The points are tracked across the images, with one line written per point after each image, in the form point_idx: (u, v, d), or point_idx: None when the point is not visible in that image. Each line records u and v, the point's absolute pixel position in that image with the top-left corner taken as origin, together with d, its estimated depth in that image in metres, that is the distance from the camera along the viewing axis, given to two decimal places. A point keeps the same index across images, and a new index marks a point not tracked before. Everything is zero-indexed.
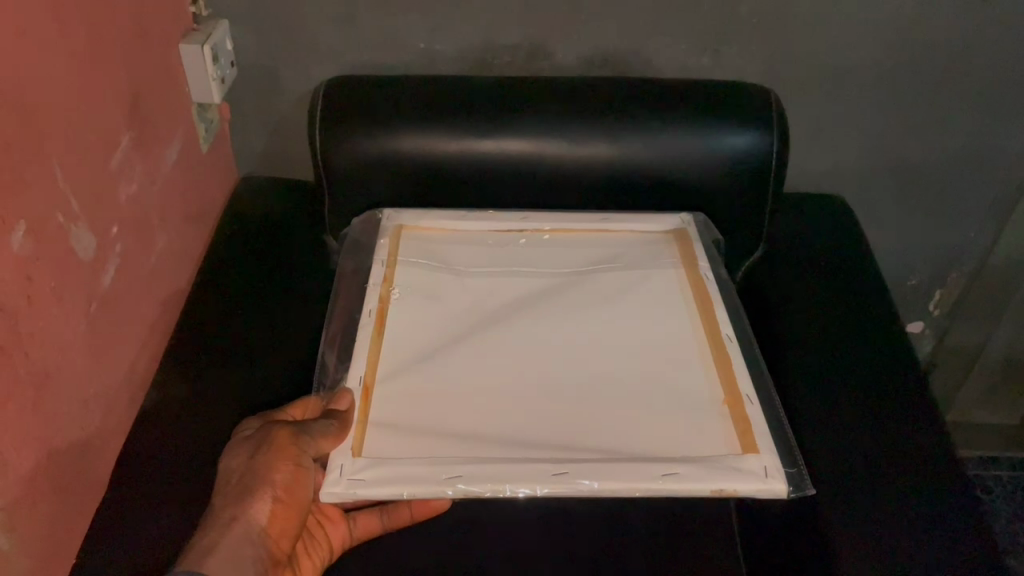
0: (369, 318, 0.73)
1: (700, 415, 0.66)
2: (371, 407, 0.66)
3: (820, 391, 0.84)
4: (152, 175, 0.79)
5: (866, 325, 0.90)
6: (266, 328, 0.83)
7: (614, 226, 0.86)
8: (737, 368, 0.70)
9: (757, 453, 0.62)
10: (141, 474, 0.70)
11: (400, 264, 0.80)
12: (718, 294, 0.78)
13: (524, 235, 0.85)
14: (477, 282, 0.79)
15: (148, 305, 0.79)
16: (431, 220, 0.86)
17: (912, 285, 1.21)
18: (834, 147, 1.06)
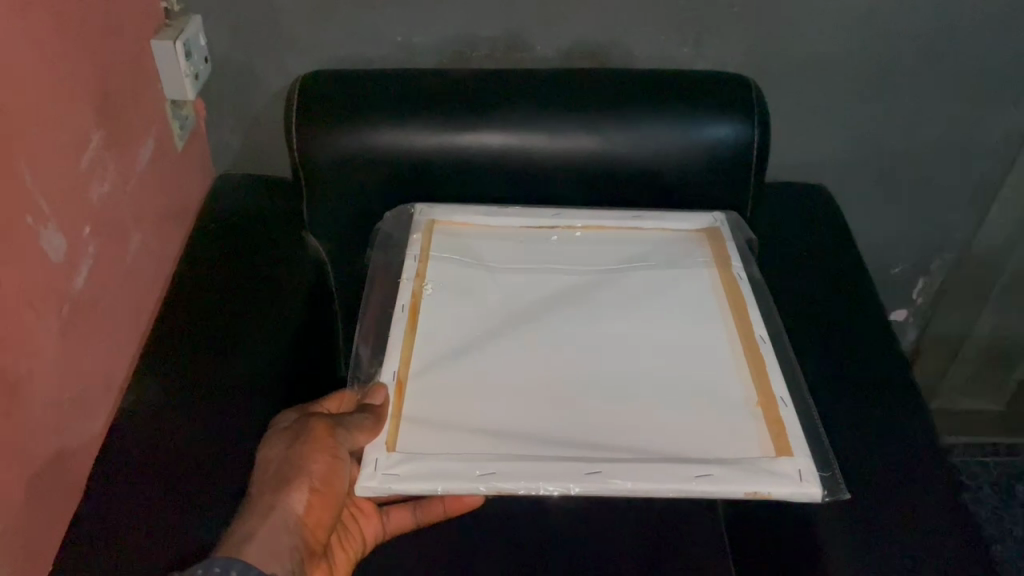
0: (403, 313, 0.72)
1: (736, 419, 0.65)
2: (405, 403, 0.65)
3: (816, 390, 0.82)
4: (125, 175, 0.78)
5: (854, 320, 0.89)
6: (264, 328, 0.81)
7: (643, 222, 0.85)
8: (770, 366, 0.69)
9: (791, 456, 0.62)
10: (147, 473, 0.68)
11: (433, 259, 0.79)
12: (751, 291, 0.77)
13: (557, 231, 0.84)
14: (509, 277, 0.78)
15: (125, 306, 0.77)
16: (465, 215, 0.84)
17: (896, 273, 1.21)
18: (816, 137, 1.05)
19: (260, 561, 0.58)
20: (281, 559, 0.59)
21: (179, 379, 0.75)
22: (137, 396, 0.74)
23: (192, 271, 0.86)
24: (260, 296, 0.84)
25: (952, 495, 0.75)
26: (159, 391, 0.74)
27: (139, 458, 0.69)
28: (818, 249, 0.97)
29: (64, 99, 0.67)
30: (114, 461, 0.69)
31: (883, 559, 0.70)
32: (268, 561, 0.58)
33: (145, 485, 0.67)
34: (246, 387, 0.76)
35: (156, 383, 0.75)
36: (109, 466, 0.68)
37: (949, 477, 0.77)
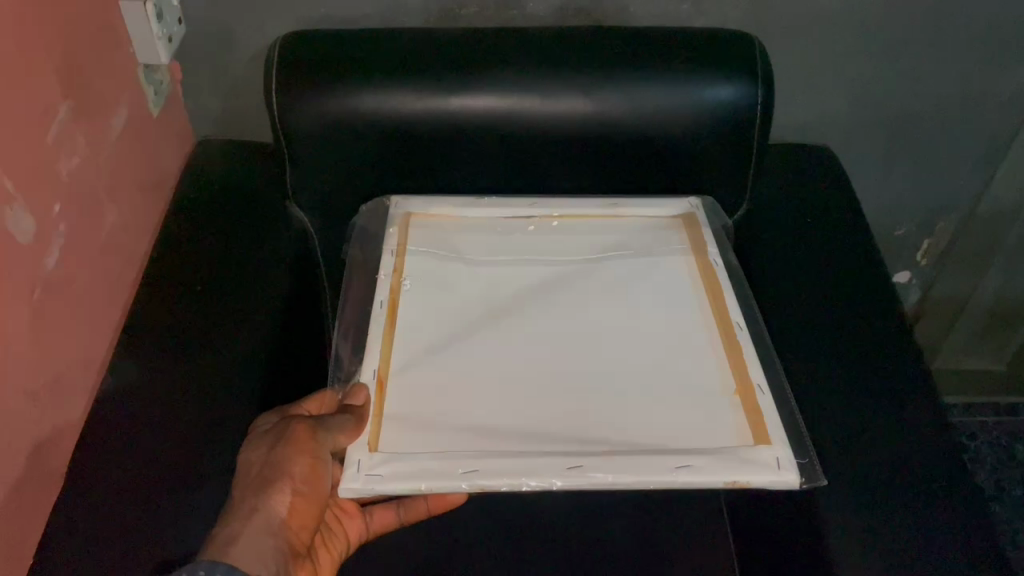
0: (382, 309, 0.70)
1: (716, 411, 0.63)
2: (388, 400, 0.64)
3: (816, 364, 0.80)
4: (97, 147, 0.74)
5: (855, 287, 0.86)
6: (243, 315, 0.78)
7: (621, 211, 0.82)
8: (749, 357, 0.67)
9: (769, 444, 0.60)
10: (116, 483, 0.65)
11: (410, 254, 0.76)
12: (728, 279, 0.74)
13: (533, 221, 0.81)
14: (490, 269, 0.76)
15: (99, 287, 0.74)
16: (441, 206, 0.82)
17: (900, 234, 1.18)
18: (819, 95, 1.01)
19: (245, 562, 0.56)
20: (265, 561, 0.57)
21: (159, 367, 0.73)
22: (110, 387, 0.71)
23: (166, 251, 0.83)
24: (238, 281, 0.81)
25: (956, 474, 0.72)
26: (129, 387, 0.71)
27: (109, 465, 0.66)
28: (817, 212, 0.94)
29: (27, 70, 0.63)
30: (80, 470, 0.66)
31: (881, 539, 0.68)
32: (253, 563, 0.56)
33: (119, 487, 0.65)
34: (224, 374, 0.73)
35: (130, 379, 0.72)
36: (73, 479, 0.65)
37: (953, 455, 0.74)
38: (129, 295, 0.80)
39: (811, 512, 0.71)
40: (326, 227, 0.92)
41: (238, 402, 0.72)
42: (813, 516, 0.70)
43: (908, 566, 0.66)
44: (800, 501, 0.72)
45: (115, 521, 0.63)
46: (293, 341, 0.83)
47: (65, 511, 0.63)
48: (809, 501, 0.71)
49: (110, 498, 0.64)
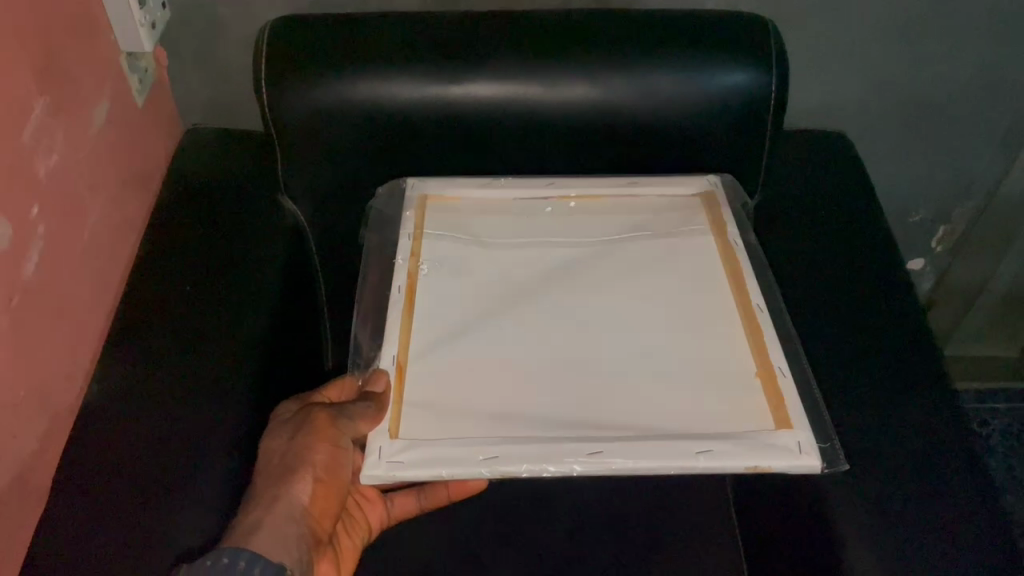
0: (399, 295, 0.67)
1: (734, 394, 0.60)
2: (407, 388, 0.61)
3: (836, 360, 0.76)
4: (77, 142, 0.70)
5: (875, 278, 0.82)
6: (236, 311, 0.75)
7: (638, 190, 0.78)
8: (769, 336, 0.63)
9: (790, 428, 0.57)
10: (105, 507, 0.61)
11: (427, 237, 0.73)
12: (748, 260, 0.71)
13: (550, 203, 0.77)
14: (508, 252, 0.72)
15: (82, 288, 0.71)
16: (457, 188, 0.78)
17: (916, 220, 1.14)
18: (834, 78, 0.97)
19: (265, 548, 0.57)
20: (287, 544, 0.58)
21: (148, 374, 0.70)
22: (97, 399, 0.68)
23: (152, 252, 0.79)
24: (230, 277, 0.78)
25: (980, 481, 0.69)
26: (116, 398, 0.68)
27: (96, 486, 0.63)
28: (833, 199, 0.90)
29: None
30: (64, 493, 0.62)
31: (906, 551, 0.64)
32: (273, 548, 0.57)
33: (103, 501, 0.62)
34: (215, 377, 0.70)
35: (119, 389, 0.68)
36: (58, 504, 0.62)
37: (978, 461, 0.70)
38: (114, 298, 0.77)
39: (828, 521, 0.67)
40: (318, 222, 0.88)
41: (231, 405, 0.69)
42: (831, 527, 0.66)
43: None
44: (813, 509, 0.68)
45: (104, 549, 0.59)
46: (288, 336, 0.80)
47: (52, 543, 0.60)
48: (826, 511, 0.67)
49: (100, 522, 0.61)
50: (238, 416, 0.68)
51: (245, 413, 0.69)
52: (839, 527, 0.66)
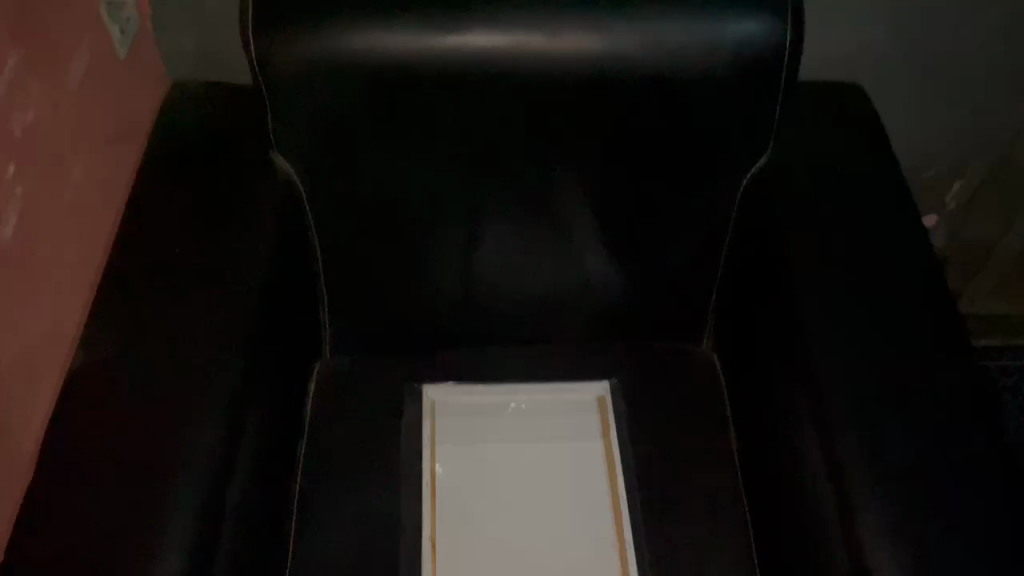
0: (427, 496, 0.82)
1: (596, 565, 0.78)
2: (440, 558, 0.78)
3: (847, 330, 0.73)
4: (56, 99, 0.67)
5: (891, 240, 0.79)
6: (222, 287, 0.72)
7: (558, 394, 0.89)
8: (623, 510, 0.82)
9: (625, 573, 0.78)
10: (85, 502, 0.60)
11: (438, 421, 0.87)
12: (619, 438, 0.87)
13: (512, 400, 0.89)
14: (503, 437, 0.86)
15: (65, 255, 0.69)
16: (460, 397, 0.89)
17: (932, 173, 1.10)
18: (849, 26, 0.93)
19: None
20: None
21: (130, 357, 0.67)
22: (79, 383, 0.66)
23: (132, 224, 0.76)
24: (214, 252, 0.75)
25: (999, 454, 0.66)
26: (97, 383, 0.66)
27: (77, 479, 0.61)
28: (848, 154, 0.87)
29: None
30: (44, 484, 0.61)
31: (923, 530, 0.62)
32: None
33: (94, 478, 0.61)
34: (199, 360, 0.68)
35: (99, 372, 0.66)
36: (38, 497, 0.60)
37: (997, 434, 0.68)
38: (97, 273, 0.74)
39: (844, 498, 0.65)
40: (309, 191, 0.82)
41: (214, 390, 0.66)
42: (845, 505, 0.65)
43: (947, 561, 0.61)
44: (831, 484, 0.67)
45: (83, 548, 0.58)
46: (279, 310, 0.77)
47: (30, 538, 0.58)
48: (842, 487, 0.66)
49: (81, 518, 0.59)
50: (221, 401, 0.66)
51: (230, 397, 0.67)
52: (852, 505, 0.64)
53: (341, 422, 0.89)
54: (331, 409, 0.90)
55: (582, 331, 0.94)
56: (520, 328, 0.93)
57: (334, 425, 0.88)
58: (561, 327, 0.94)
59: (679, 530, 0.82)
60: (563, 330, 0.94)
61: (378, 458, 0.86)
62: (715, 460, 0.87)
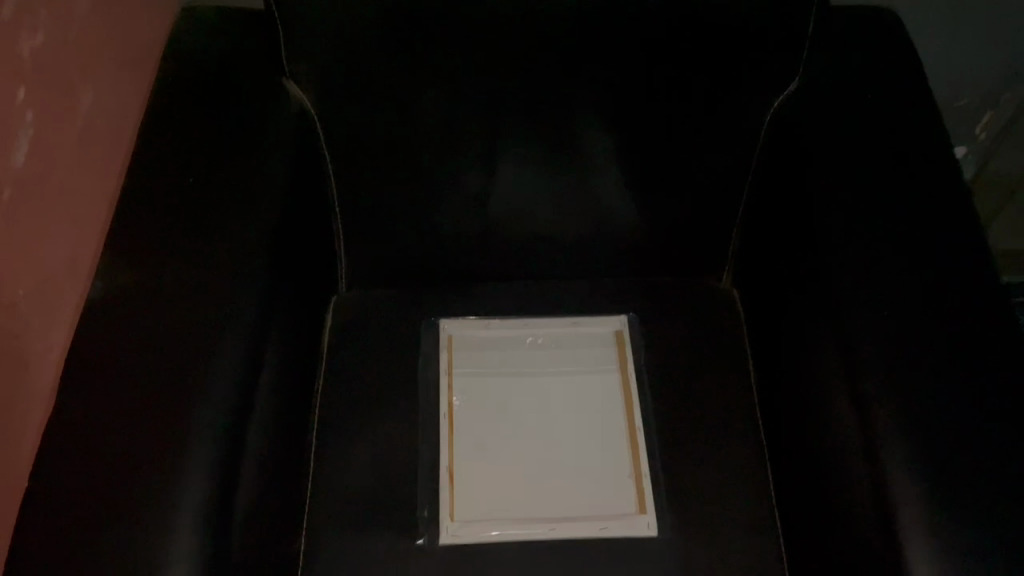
0: (444, 424, 0.83)
1: (614, 499, 0.79)
2: (457, 488, 0.79)
3: (877, 260, 0.71)
4: (64, 19, 0.65)
5: (925, 163, 0.76)
6: (238, 221, 0.72)
7: (574, 328, 0.90)
8: (642, 444, 0.82)
9: (643, 511, 0.78)
10: (105, 434, 0.60)
11: (456, 352, 0.87)
12: (637, 372, 0.87)
13: (530, 333, 0.89)
14: (520, 369, 0.87)
15: (78, 183, 0.68)
16: (477, 330, 0.89)
17: (960, 104, 1.08)
18: None
19: None
20: None
21: (146, 291, 0.67)
22: (94, 315, 0.65)
23: (144, 155, 0.75)
24: (228, 185, 0.73)
25: None
26: (112, 315, 0.65)
27: (96, 410, 0.61)
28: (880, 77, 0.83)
29: None
30: (62, 416, 0.61)
31: (953, 463, 0.61)
32: None
33: (112, 407, 0.61)
34: (216, 294, 0.67)
35: (115, 305, 0.66)
36: (55, 427, 0.60)
37: None
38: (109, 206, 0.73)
39: (871, 432, 0.64)
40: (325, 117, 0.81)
41: (233, 325, 0.66)
42: (871, 440, 0.64)
43: (973, 489, 0.60)
44: (857, 418, 0.66)
45: (106, 481, 0.58)
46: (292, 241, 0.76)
47: (52, 467, 0.59)
48: (868, 421, 0.65)
49: (102, 450, 0.59)
50: (241, 337, 0.66)
51: (247, 333, 0.67)
52: (879, 439, 0.63)
53: (360, 354, 0.88)
54: (348, 341, 0.89)
55: (603, 263, 0.93)
56: (539, 259, 0.92)
57: (354, 357, 0.88)
58: (579, 258, 0.92)
59: (699, 463, 0.82)
60: (583, 262, 0.93)
61: (397, 390, 0.86)
62: (735, 393, 0.86)
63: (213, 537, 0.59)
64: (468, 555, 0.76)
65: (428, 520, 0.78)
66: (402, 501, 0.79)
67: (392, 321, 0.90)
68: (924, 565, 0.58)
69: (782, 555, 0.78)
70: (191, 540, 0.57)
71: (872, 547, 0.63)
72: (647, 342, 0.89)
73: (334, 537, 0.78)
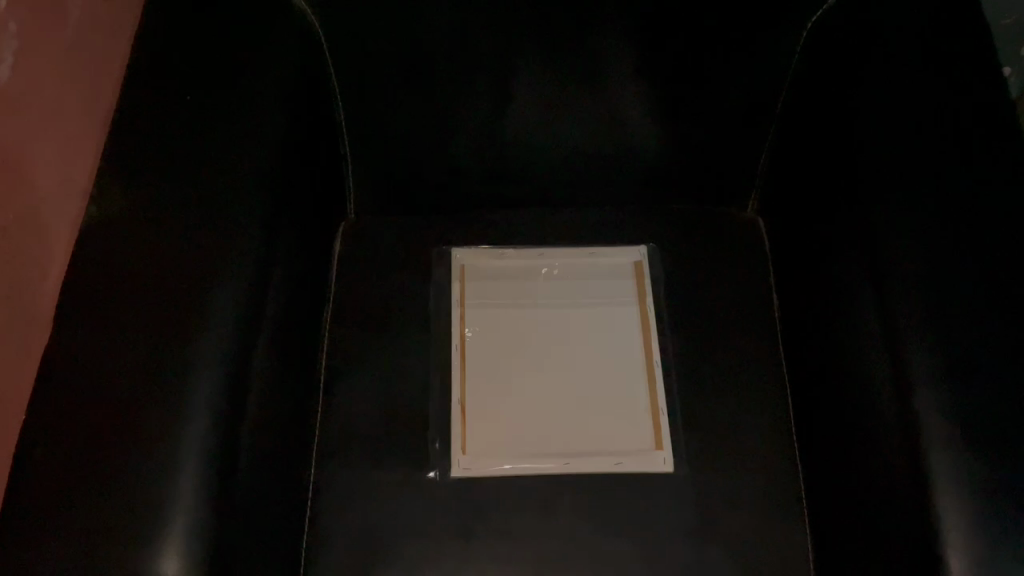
0: (456, 354, 0.81)
1: (629, 434, 0.77)
2: (468, 421, 0.78)
3: (915, 188, 0.67)
4: None
5: (973, 83, 0.70)
6: (238, 144, 0.68)
7: (591, 258, 0.87)
8: (659, 378, 0.80)
9: (659, 448, 0.77)
10: (101, 373, 0.59)
11: (469, 283, 0.85)
12: (656, 305, 0.84)
13: (545, 263, 0.86)
14: (534, 300, 0.84)
15: (66, 104, 0.65)
16: (490, 260, 0.87)
17: (1013, 18, 0.99)
18: None
19: None
20: None
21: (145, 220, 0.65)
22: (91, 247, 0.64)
23: (137, 79, 0.71)
24: (225, 106, 0.70)
25: None
26: (107, 253, 0.64)
27: (91, 349, 0.60)
28: None
29: None
30: (56, 356, 0.60)
31: (989, 403, 0.58)
32: None
33: (113, 339, 0.60)
34: (215, 225, 0.65)
35: (109, 242, 0.64)
36: (49, 367, 0.59)
37: None
38: (103, 131, 0.70)
39: (902, 371, 0.61)
40: (329, 30, 0.76)
41: (233, 258, 0.64)
42: (903, 379, 0.61)
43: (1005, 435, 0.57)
44: (889, 354, 0.63)
45: (103, 420, 0.57)
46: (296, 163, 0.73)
47: (48, 407, 0.58)
48: (900, 360, 0.62)
49: (99, 389, 0.58)
50: (241, 270, 0.64)
51: (249, 266, 0.65)
52: (910, 378, 0.61)
53: (370, 282, 0.85)
54: (357, 269, 0.86)
55: (622, 190, 0.89)
56: (555, 185, 0.88)
57: (363, 285, 0.85)
58: (598, 184, 0.88)
59: (718, 398, 0.80)
60: (601, 188, 0.88)
61: (408, 319, 0.83)
62: (757, 328, 0.83)
63: (216, 475, 0.57)
64: (480, 488, 0.75)
65: (438, 452, 0.77)
66: (413, 432, 0.77)
67: (403, 248, 0.87)
68: (954, 508, 0.56)
69: (801, 492, 0.77)
70: (193, 478, 0.56)
71: (897, 488, 0.61)
72: (667, 272, 0.86)
73: (344, 467, 0.76)
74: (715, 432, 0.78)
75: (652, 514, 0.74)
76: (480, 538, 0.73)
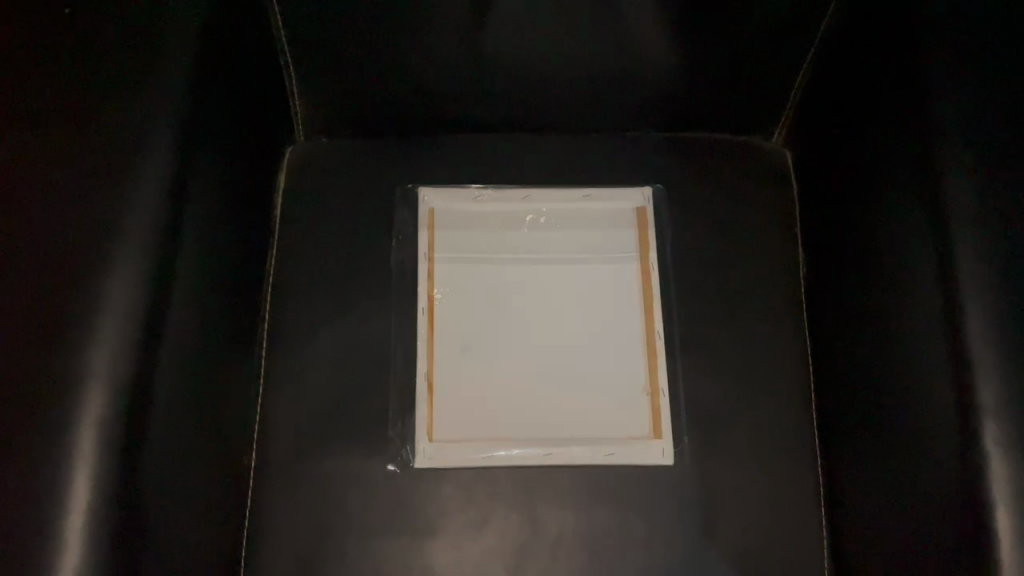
0: (422, 320, 0.69)
1: (624, 421, 0.67)
2: (436, 402, 0.67)
3: (994, 157, 0.53)
4: None
5: None
6: (138, 81, 0.53)
7: (585, 204, 0.74)
8: (661, 352, 0.69)
9: (658, 437, 0.66)
10: None
11: (440, 233, 0.72)
12: (661, 263, 0.72)
13: (530, 210, 0.74)
14: (516, 255, 0.72)
15: None
16: (466, 204, 0.73)
17: None
18: None
19: None
20: None
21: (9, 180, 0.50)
22: None
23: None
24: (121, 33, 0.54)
25: None
26: None
27: None
28: None
29: None
30: None
31: None
32: None
33: None
34: (104, 188, 0.50)
35: None
36: None
37: None
38: None
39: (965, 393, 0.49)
40: None
41: (129, 227, 0.49)
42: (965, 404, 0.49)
43: None
44: (950, 371, 0.50)
45: None
46: (217, 99, 0.57)
47: None
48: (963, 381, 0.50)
49: None
50: (143, 242, 0.49)
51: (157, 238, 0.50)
52: (975, 406, 0.49)
53: (320, 227, 0.71)
54: (303, 213, 0.72)
55: (624, 119, 0.74)
56: (543, 114, 0.73)
57: (311, 232, 0.71)
58: (593, 114, 0.73)
59: (727, 378, 0.68)
60: (598, 117, 0.73)
61: (365, 275, 0.70)
62: (776, 293, 0.71)
63: (113, 515, 0.44)
64: (447, 480, 0.65)
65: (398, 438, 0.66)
66: (369, 414, 0.66)
67: (359, 188, 0.73)
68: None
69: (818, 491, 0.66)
70: (77, 525, 0.43)
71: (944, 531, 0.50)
72: (675, 220, 0.73)
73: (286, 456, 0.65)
74: (720, 417, 0.67)
75: (644, 514, 0.64)
76: (446, 540, 0.63)
